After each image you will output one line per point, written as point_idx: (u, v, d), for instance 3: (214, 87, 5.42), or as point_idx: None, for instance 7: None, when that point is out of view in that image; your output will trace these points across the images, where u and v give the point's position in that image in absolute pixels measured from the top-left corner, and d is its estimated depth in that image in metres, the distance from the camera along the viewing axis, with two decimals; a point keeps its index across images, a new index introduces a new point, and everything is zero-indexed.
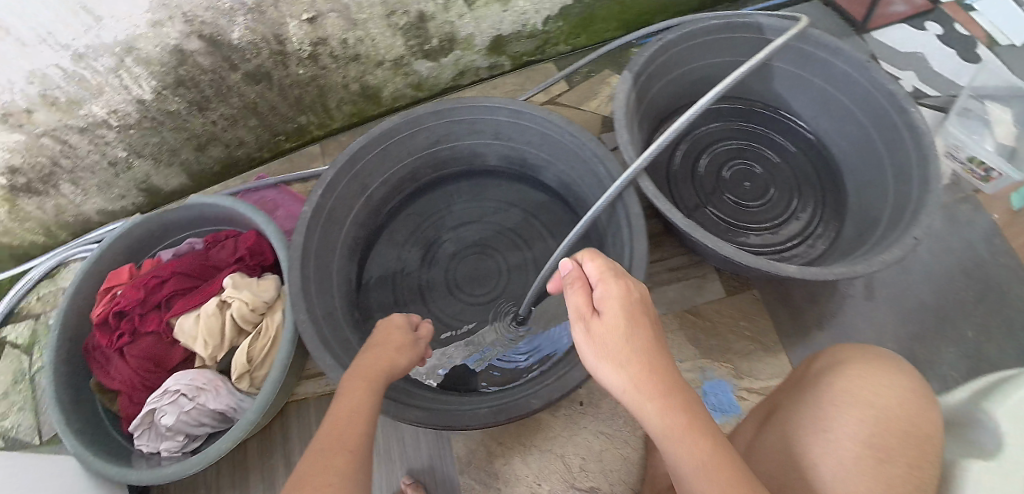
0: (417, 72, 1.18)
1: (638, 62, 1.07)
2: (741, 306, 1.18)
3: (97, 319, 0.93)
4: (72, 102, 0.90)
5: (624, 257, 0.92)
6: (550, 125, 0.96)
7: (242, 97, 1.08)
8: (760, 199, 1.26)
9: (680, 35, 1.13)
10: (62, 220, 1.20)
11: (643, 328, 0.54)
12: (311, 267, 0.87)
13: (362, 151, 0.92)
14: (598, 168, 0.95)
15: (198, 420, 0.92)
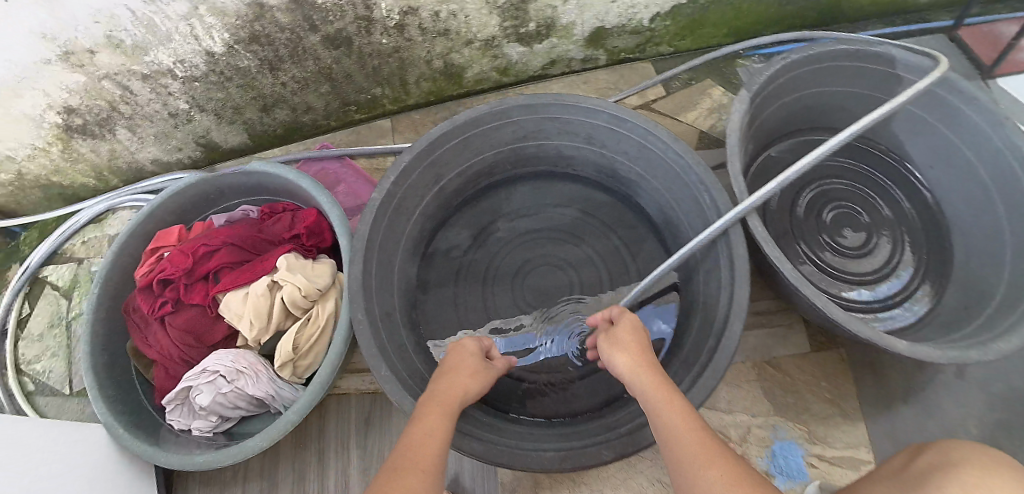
0: (507, 55, 1.08)
1: (757, 82, 0.93)
2: (824, 366, 1.03)
3: (141, 282, 0.87)
4: (138, 46, 0.85)
5: (720, 305, 0.80)
6: (653, 139, 0.84)
7: (318, 61, 0.98)
8: (859, 251, 1.08)
9: (804, 58, 0.97)
10: (114, 166, 1.15)
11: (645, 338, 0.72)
12: (374, 261, 0.78)
13: (443, 138, 0.82)
14: (703, 196, 0.82)
15: (234, 403, 0.87)
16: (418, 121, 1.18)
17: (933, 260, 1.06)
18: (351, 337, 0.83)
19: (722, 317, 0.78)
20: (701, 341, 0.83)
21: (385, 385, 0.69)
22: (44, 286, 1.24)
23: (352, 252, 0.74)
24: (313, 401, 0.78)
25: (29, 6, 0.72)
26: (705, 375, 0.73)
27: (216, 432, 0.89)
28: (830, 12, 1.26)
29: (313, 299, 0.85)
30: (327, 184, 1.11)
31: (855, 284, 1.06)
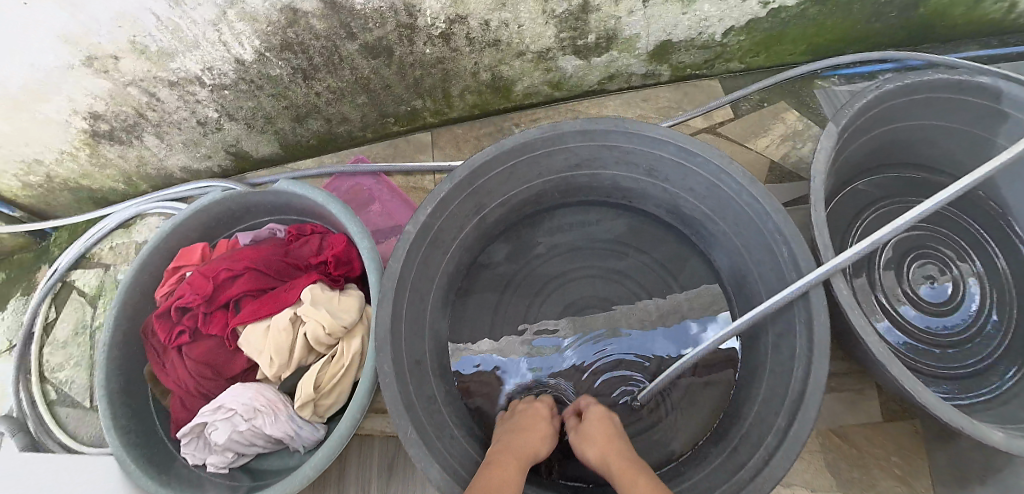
0: (561, 68, 0.98)
1: (847, 114, 0.79)
2: (900, 440, 0.89)
3: (161, 309, 0.83)
4: (164, 52, 0.81)
5: (792, 379, 0.68)
6: (726, 177, 0.73)
7: (354, 71, 0.90)
8: (938, 308, 0.94)
9: (901, 87, 0.83)
10: (143, 171, 1.13)
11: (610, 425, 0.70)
12: (404, 301, 0.70)
13: (485, 166, 0.73)
14: (783, 248, 0.70)
15: (251, 441, 0.80)
16: (460, 135, 1.09)
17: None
18: (376, 387, 0.74)
19: (795, 395, 0.66)
20: (766, 413, 0.71)
21: (409, 448, 0.60)
22: (71, 290, 1.22)
23: (382, 291, 0.66)
24: (332, 459, 0.70)
25: (54, 8, 0.69)
26: (772, 463, 0.62)
27: (231, 468, 0.83)
28: (933, 29, 1.10)
29: (337, 336, 0.78)
30: (360, 201, 1.03)
31: (928, 346, 0.92)
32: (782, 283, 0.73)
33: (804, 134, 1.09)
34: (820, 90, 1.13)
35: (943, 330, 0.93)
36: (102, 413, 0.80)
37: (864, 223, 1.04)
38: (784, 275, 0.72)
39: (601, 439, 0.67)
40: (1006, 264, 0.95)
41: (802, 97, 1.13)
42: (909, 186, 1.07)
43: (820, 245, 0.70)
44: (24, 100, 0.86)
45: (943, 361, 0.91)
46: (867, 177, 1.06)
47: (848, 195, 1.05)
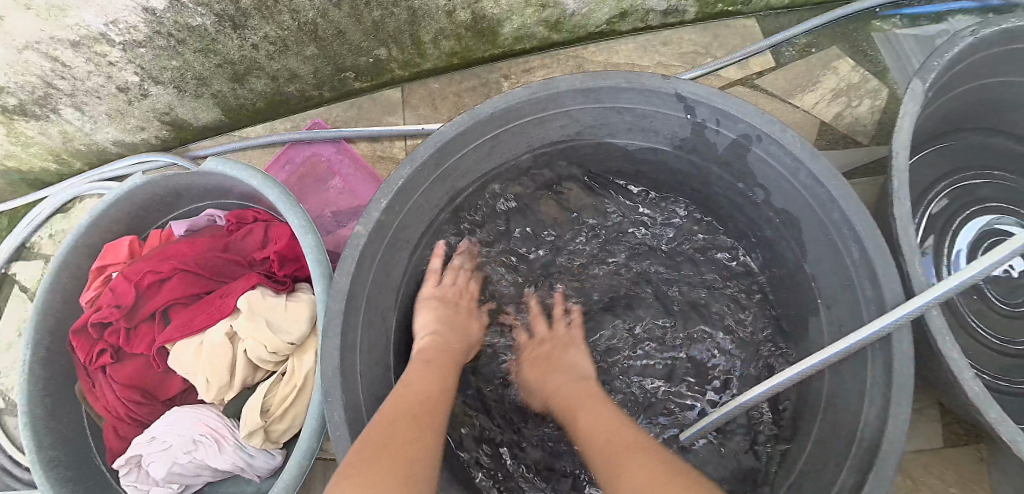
0: (561, 5, 0.78)
1: (937, 70, 0.60)
2: (962, 464, 0.76)
3: (75, 323, 0.69)
4: (52, 6, 0.63)
5: (864, 419, 0.53)
6: (780, 149, 0.55)
7: (296, 15, 0.71)
8: (1012, 308, 0.79)
9: (1004, 33, 0.63)
10: (73, 149, 0.96)
11: (531, 363, 0.69)
12: (361, 321, 0.55)
13: (455, 148, 0.56)
14: (852, 245, 0.53)
15: (195, 473, 0.67)
16: (438, 91, 0.91)
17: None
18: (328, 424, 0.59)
19: (870, 442, 0.51)
20: (829, 458, 0.57)
21: None
22: (11, 285, 1.08)
23: (327, 314, 0.51)
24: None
25: None
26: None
27: None
28: None
29: (284, 352, 0.64)
30: (318, 176, 0.86)
31: (990, 344, 0.78)
32: (849, 292, 0.56)
33: (860, 88, 0.89)
34: (879, 34, 0.92)
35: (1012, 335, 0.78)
36: (30, 459, 0.67)
37: (931, 200, 0.87)
38: (851, 283, 0.56)
39: (543, 375, 0.66)
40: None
41: (858, 38, 0.92)
42: (991, 157, 0.88)
43: (907, 245, 0.54)
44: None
45: (1015, 369, 0.77)
46: (939, 145, 0.87)
47: (913, 165, 0.87)
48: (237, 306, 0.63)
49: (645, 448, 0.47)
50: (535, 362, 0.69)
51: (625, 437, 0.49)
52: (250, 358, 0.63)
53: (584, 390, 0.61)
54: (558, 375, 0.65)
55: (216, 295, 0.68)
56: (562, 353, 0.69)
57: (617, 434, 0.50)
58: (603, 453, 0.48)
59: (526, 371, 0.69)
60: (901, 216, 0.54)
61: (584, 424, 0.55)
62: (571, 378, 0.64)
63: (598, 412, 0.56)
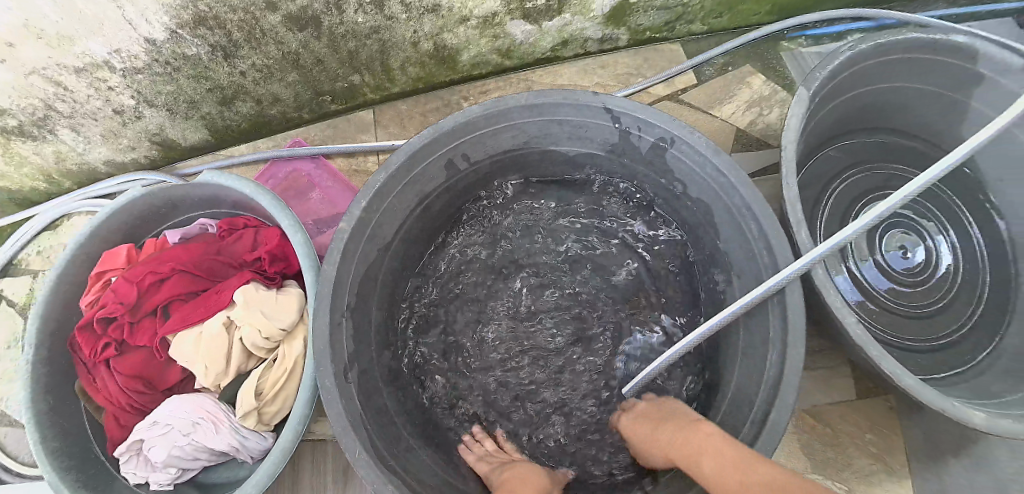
0: (510, 35, 0.91)
1: (816, 80, 0.74)
2: (872, 416, 0.89)
3: (80, 322, 0.77)
4: (62, 37, 0.71)
5: (766, 365, 0.65)
6: (687, 150, 0.68)
7: (281, 46, 0.82)
8: (912, 278, 0.92)
9: (874, 48, 0.78)
10: (65, 168, 1.02)
11: (641, 428, 0.68)
12: (346, 303, 0.65)
13: (426, 152, 0.68)
14: (748, 223, 0.66)
15: (193, 455, 0.74)
16: (405, 112, 1.02)
17: (993, 294, 0.89)
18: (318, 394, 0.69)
19: (771, 381, 0.63)
20: (742, 401, 0.68)
21: (359, 470, 0.56)
22: None
23: (317, 298, 0.61)
24: (276, 469, 0.65)
25: None
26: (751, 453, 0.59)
27: (178, 483, 0.77)
28: None
29: (277, 339, 0.74)
30: (300, 188, 0.96)
31: (897, 314, 0.91)
32: (752, 263, 0.69)
33: (770, 99, 1.04)
34: (787, 53, 1.08)
35: (915, 302, 0.92)
36: (32, 448, 0.74)
37: (834, 190, 1.02)
38: (753, 255, 0.68)
39: (649, 428, 0.67)
40: (980, 234, 0.92)
41: (768, 58, 1.08)
42: (882, 152, 1.04)
43: (793, 221, 0.67)
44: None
45: (917, 327, 0.91)
46: (839, 143, 1.03)
47: (818, 162, 1.02)
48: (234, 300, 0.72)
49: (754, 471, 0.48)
50: (640, 418, 0.70)
51: (725, 460, 0.51)
52: (246, 346, 0.73)
53: (690, 426, 0.61)
54: (661, 424, 0.65)
55: (212, 292, 0.77)
56: (667, 407, 0.69)
57: (722, 453, 0.52)
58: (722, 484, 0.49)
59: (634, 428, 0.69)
60: (789, 198, 0.67)
61: (693, 455, 0.55)
62: (679, 421, 0.64)
63: (703, 439, 0.56)
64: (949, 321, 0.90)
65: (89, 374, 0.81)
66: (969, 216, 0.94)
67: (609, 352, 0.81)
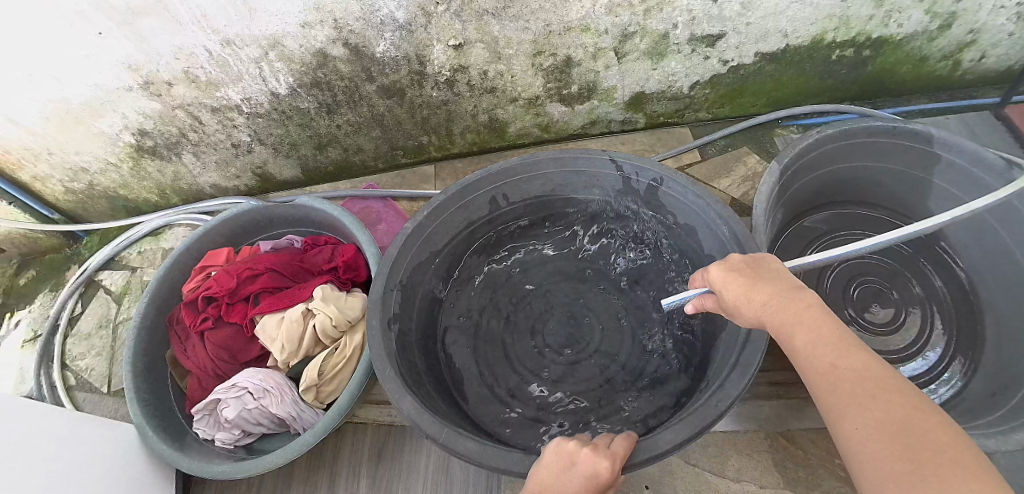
0: (549, 114, 1.23)
1: (788, 156, 0.96)
2: None
3: (192, 300, 1.10)
4: (212, 83, 1.08)
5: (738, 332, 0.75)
6: (670, 184, 0.89)
7: (371, 108, 1.16)
8: (886, 326, 1.03)
9: (835, 133, 1.00)
10: (179, 186, 1.38)
11: (720, 273, 0.62)
12: (398, 279, 0.87)
13: (477, 183, 0.93)
14: (722, 231, 0.82)
15: (257, 419, 1.02)
16: (460, 169, 1.32)
17: (964, 342, 1.00)
18: (371, 372, 1.00)
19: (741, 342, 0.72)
20: (723, 360, 0.76)
21: (384, 382, 0.74)
22: (98, 288, 1.39)
23: (378, 271, 0.85)
24: (334, 424, 0.93)
25: (127, 37, 0.97)
26: (726, 384, 0.67)
27: (237, 445, 1.04)
28: (864, 89, 1.33)
29: (342, 331, 1.04)
30: (369, 220, 1.18)
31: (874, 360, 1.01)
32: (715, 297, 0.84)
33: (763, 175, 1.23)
34: (781, 138, 1.29)
35: (888, 346, 1.02)
36: (129, 396, 1.03)
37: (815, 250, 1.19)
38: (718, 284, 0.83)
39: (747, 289, 0.57)
40: (942, 285, 1.07)
41: (764, 144, 1.28)
42: (859, 222, 1.21)
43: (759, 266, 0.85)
44: (87, 114, 1.15)
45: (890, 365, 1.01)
46: (818, 213, 1.21)
47: (800, 227, 1.20)
48: (314, 294, 1.04)
49: (888, 393, 0.42)
50: (735, 279, 0.60)
51: (850, 372, 0.45)
52: (314, 331, 1.03)
53: (802, 306, 0.52)
54: (763, 289, 0.56)
55: (296, 288, 1.10)
56: (770, 270, 0.59)
57: (845, 363, 0.46)
58: (837, 394, 0.44)
59: (724, 287, 0.60)
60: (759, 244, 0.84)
61: (810, 345, 0.48)
62: (780, 288, 0.55)
63: (822, 334, 0.49)
64: (919, 365, 1.01)
65: (185, 343, 1.12)
66: (934, 270, 1.08)
67: (612, 351, 0.93)
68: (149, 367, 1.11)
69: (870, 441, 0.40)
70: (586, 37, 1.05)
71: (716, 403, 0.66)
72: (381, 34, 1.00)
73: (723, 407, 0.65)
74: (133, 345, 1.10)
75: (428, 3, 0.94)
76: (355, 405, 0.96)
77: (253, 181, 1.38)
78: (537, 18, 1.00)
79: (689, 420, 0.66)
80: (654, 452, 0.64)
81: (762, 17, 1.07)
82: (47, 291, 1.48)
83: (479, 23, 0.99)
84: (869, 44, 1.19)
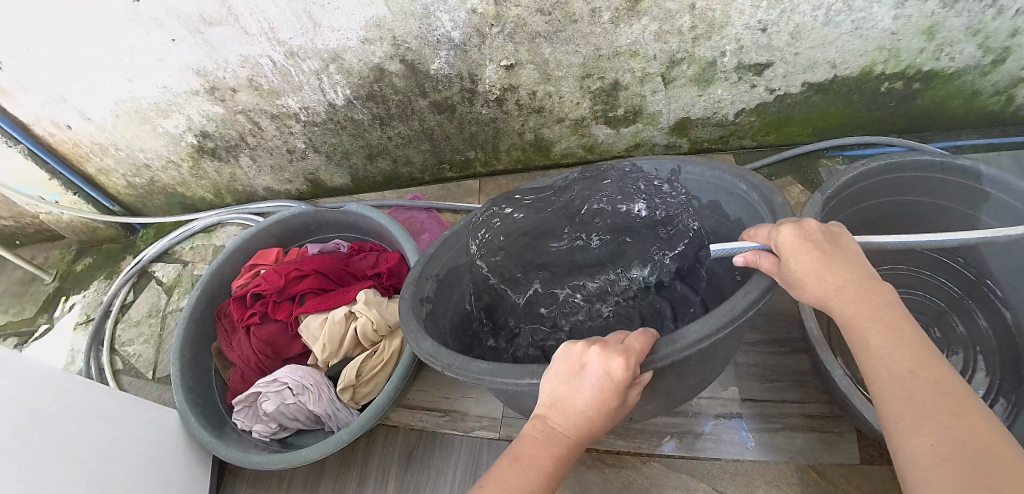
0: (594, 135, 1.25)
1: (830, 187, 0.96)
2: None
3: (241, 295, 1.16)
4: (273, 91, 1.14)
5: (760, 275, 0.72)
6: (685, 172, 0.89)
7: (422, 122, 1.21)
8: None
9: (880, 166, 1.00)
10: (234, 187, 1.45)
11: (791, 239, 0.55)
12: (435, 271, 0.90)
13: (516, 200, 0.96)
14: (742, 188, 0.79)
15: (294, 414, 1.05)
16: (503, 184, 1.35)
17: (1007, 385, 0.95)
18: (406, 376, 1.02)
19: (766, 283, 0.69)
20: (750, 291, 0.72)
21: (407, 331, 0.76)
22: (151, 279, 1.46)
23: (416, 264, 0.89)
24: (368, 425, 0.95)
25: (200, 46, 1.04)
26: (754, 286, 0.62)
27: (273, 438, 1.07)
28: (916, 123, 1.31)
29: (381, 335, 1.08)
30: (413, 230, 1.23)
31: None
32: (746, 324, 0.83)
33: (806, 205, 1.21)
34: (826, 169, 1.28)
35: None
36: (175, 383, 1.08)
37: None
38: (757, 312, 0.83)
39: (819, 266, 0.53)
40: (987, 326, 1.02)
41: (809, 174, 1.28)
42: None
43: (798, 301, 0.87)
44: (155, 114, 1.22)
45: None
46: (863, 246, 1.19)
47: None
48: (358, 298, 1.08)
49: (968, 410, 0.41)
50: (807, 249, 0.54)
51: (928, 383, 0.44)
52: (355, 333, 1.07)
53: (881, 304, 0.49)
54: (839, 271, 0.52)
55: (340, 290, 1.14)
56: (846, 249, 0.54)
57: (924, 374, 0.44)
58: (905, 404, 0.44)
59: (793, 258, 0.54)
60: None
61: (884, 348, 0.47)
62: (857, 277, 0.52)
63: (902, 339, 0.47)
64: None
65: (230, 336, 1.18)
66: (979, 309, 1.04)
67: None
68: (195, 357, 1.17)
69: (941, 454, 0.39)
70: (635, 63, 1.07)
71: (745, 294, 0.61)
72: (436, 52, 1.04)
73: (752, 307, 0.60)
74: (181, 335, 1.15)
75: (483, 24, 0.98)
76: (390, 407, 0.98)
77: (303, 185, 1.44)
78: (588, 42, 1.02)
79: (716, 315, 0.60)
80: (675, 349, 0.59)
81: (811, 47, 1.08)
82: (102, 278, 1.56)
83: (531, 45, 1.03)
84: (922, 77, 1.18)
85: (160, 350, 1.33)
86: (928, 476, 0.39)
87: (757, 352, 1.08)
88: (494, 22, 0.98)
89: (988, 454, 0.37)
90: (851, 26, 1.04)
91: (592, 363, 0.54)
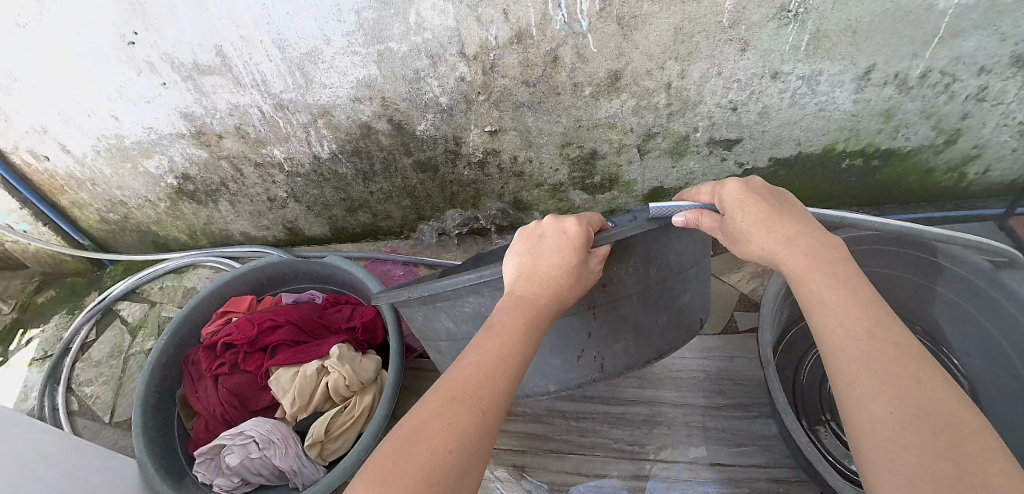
0: (571, 200, 1.29)
1: None
2: None
3: (210, 343, 1.13)
4: (260, 140, 1.15)
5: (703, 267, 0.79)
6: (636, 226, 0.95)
7: (404, 179, 1.23)
8: None
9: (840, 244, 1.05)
10: (211, 229, 1.44)
11: (733, 193, 0.58)
12: None
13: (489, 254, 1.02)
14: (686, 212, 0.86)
15: (258, 469, 1.00)
16: (481, 241, 1.38)
17: None
18: (379, 434, 0.99)
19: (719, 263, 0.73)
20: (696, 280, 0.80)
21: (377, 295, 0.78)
22: (114, 318, 1.42)
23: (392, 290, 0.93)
24: (336, 485, 0.91)
25: (191, 93, 1.06)
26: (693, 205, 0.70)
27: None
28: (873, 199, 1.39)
29: (354, 389, 1.05)
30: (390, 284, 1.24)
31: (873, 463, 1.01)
32: None
33: None
34: None
35: None
36: (133, 430, 1.03)
37: None
38: None
39: (767, 216, 0.55)
40: None
41: None
42: None
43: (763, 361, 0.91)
44: (137, 154, 1.22)
45: None
46: None
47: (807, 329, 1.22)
48: (331, 353, 1.06)
49: (921, 379, 0.41)
50: (755, 203, 0.56)
51: (884, 345, 0.44)
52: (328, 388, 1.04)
53: (834, 262, 0.51)
54: (787, 226, 0.54)
55: (313, 343, 1.12)
56: (787, 207, 0.57)
57: (880, 336, 0.44)
58: (860, 370, 0.43)
59: (739, 210, 0.56)
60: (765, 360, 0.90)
61: (839, 311, 0.47)
62: (804, 232, 0.53)
63: (858, 300, 0.47)
64: None
65: (196, 385, 1.14)
66: None
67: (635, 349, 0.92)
68: (157, 402, 1.12)
69: (899, 424, 0.39)
70: (613, 134, 1.13)
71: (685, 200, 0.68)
72: (424, 114, 1.07)
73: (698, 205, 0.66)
74: (145, 380, 1.11)
75: (470, 92, 1.03)
76: (360, 467, 0.95)
77: (282, 233, 1.44)
78: (569, 113, 1.07)
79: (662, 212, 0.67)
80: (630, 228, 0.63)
81: (777, 126, 1.15)
82: (63, 313, 1.50)
83: (515, 114, 1.07)
84: (880, 155, 1.26)
85: (117, 395, 1.27)
86: (884, 445, 0.38)
87: (726, 415, 1.09)
88: (480, 90, 1.02)
89: (947, 426, 0.38)
90: (814, 108, 1.11)
91: (554, 227, 0.59)
